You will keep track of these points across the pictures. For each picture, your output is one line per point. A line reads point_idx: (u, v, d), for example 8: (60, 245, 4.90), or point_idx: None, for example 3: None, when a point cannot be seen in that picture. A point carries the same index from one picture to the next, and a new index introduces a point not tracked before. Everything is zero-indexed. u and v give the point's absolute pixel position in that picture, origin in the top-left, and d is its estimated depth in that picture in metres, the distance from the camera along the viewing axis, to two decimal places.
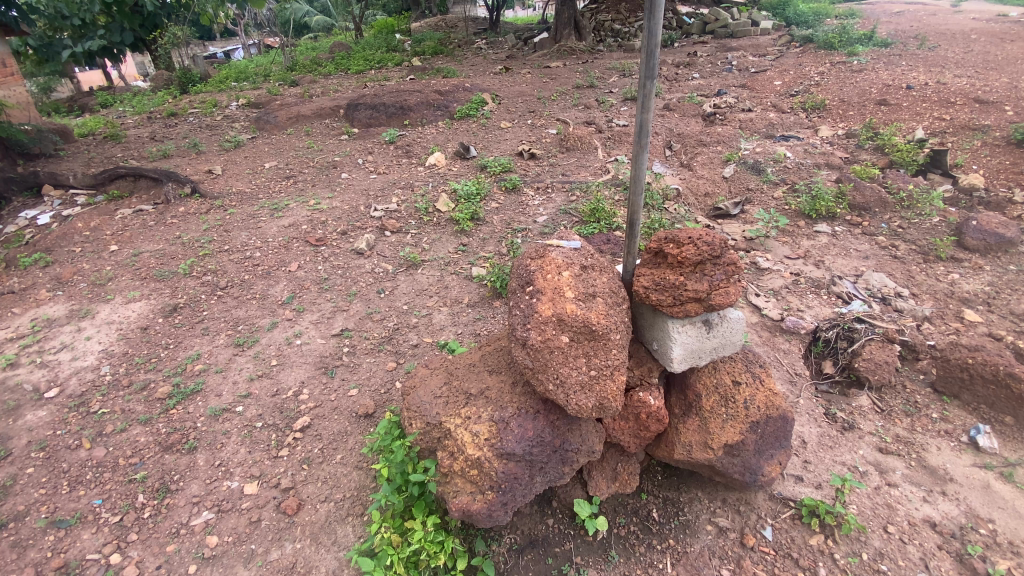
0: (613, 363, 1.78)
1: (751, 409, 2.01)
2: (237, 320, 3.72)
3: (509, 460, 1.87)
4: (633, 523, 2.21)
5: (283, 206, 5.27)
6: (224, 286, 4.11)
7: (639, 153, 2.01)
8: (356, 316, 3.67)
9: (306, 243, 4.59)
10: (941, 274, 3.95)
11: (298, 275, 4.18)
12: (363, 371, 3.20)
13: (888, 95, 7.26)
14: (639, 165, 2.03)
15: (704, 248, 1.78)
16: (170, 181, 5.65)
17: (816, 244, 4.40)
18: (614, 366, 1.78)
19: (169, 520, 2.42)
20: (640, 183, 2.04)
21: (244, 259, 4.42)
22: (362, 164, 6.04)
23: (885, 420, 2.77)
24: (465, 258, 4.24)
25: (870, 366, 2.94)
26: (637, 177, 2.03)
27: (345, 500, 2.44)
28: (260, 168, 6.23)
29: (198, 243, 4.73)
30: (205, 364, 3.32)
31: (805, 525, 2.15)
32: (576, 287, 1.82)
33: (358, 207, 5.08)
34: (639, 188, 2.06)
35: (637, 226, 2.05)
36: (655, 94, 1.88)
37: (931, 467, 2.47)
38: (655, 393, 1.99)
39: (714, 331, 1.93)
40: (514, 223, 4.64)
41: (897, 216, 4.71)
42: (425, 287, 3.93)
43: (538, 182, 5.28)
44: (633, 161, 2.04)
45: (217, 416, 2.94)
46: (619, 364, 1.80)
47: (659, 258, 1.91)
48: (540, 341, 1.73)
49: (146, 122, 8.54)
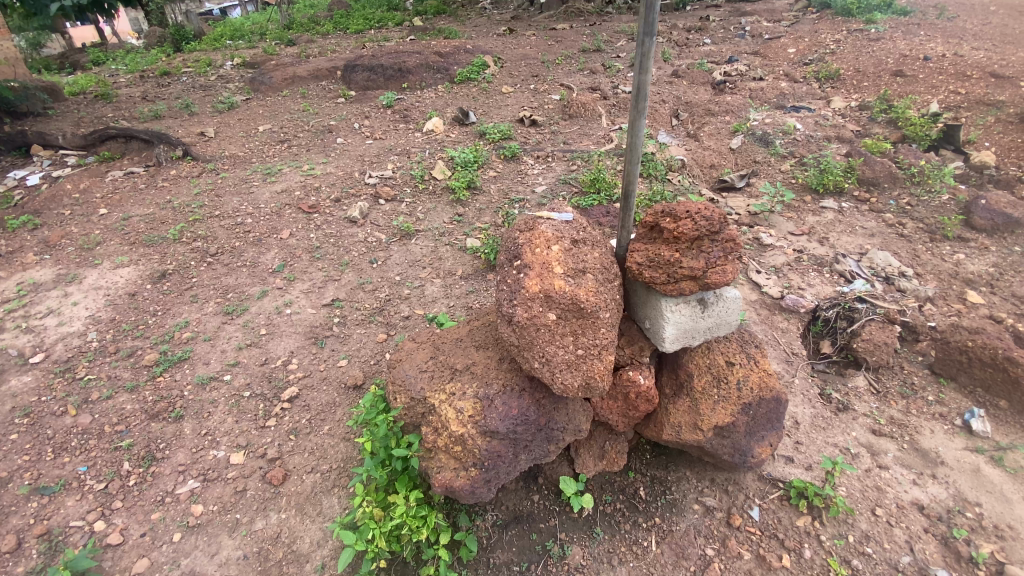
0: (602, 342, 1.68)
1: (744, 391, 1.91)
2: (226, 288, 3.66)
3: (493, 439, 1.82)
4: (619, 501, 2.17)
5: (276, 170, 5.14)
6: (213, 253, 4.03)
7: (636, 116, 1.85)
8: (347, 287, 3.59)
9: (298, 209, 4.49)
10: (947, 254, 3.85)
11: (289, 242, 4.09)
12: (353, 342, 3.14)
13: (905, 66, 6.96)
14: (636, 128, 1.87)
15: (702, 223, 1.65)
16: (162, 143, 5.51)
17: (821, 221, 4.28)
18: (603, 345, 1.69)
19: (154, 489, 2.44)
20: (638, 149, 1.90)
21: (235, 226, 4.33)
22: (358, 129, 5.85)
23: (880, 401, 2.74)
24: (461, 228, 4.13)
25: (869, 347, 2.90)
26: (634, 142, 1.88)
27: (331, 472, 2.42)
28: (254, 131, 6.05)
29: (188, 208, 4.64)
30: (193, 332, 3.28)
31: (792, 506, 2.13)
32: (565, 262, 1.72)
33: (352, 172, 4.95)
34: (636, 155, 1.92)
35: (633, 196, 1.89)
36: (653, 53, 1.74)
37: (923, 450, 2.45)
38: (646, 372, 1.89)
39: (709, 311, 1.79)
40: (511, 193, 4.51)
41: (905, 192, 4.56)
42: (418, 258, 3.84)
43: (538, 151, 5.10)
44: (630, 122, 1.88)
45: (204, 384, 2.91)
46: (609, 344, 1.70)
47: (654, 233, 1.77)
48: (525, 318, 1.66)
49: (138, 81, 8.27)
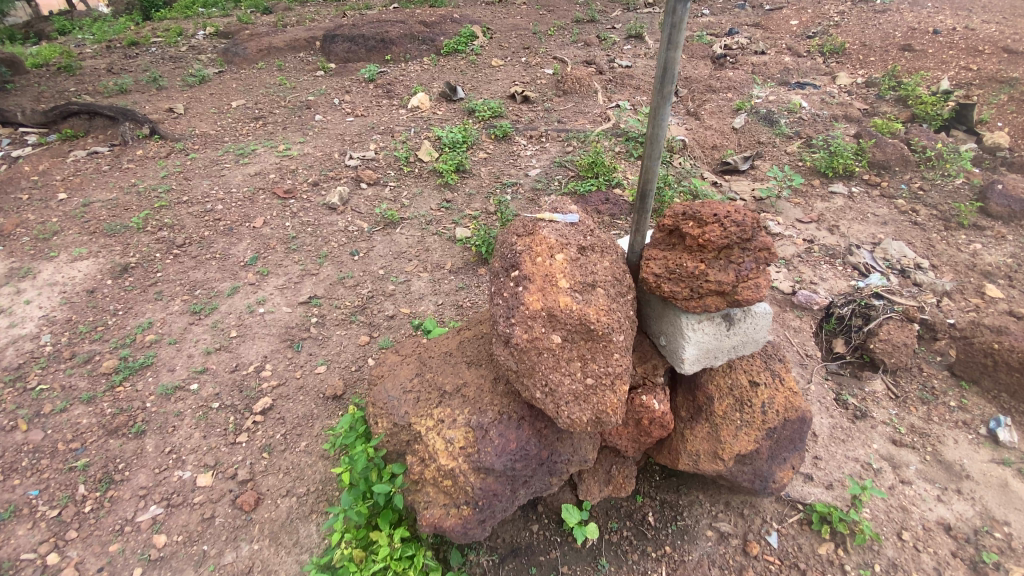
0: (615, 369, 1.43)
1: (770, 414, 1.70)
2: (194, 283, 3.36)
3: (487, 476, 1.60)
4: (626, 528, 1.98)
5: (249, 150, 4.77)
6: (181, 244, 3.71)
7: (660, 100, 1.50)
8: (326, 282, 3.31)
9: (273, 194, 4.16)
10: (963, 244, 3.67)
11: (262, 232, 3.78)
12: (332, 345, 2.89)
13: (914, 39, 6.65)
14: (659, 116, 1.52)
15: (733, 229, 1.40)
16: (127, 120, 5.10)
17: (831, 207, 4.06)
18: (617, 374, 1.44)
19: (112, 516, 2.20)
20: (659, 142, 1.56)
21: (205, 213, 4.00)
22: (338, 105, 5.46)
23: (900, 407, 2.56)
24: (449, 216, 3.84)
25: (887, 348, 2.70)
26: (656, 134, 1.54)
27: (308, 496, 2.21)
28: (227, 106, 5.63)
29: (154, 192, 4.28)
30: (157, 334, 3.00)
31: (813, 532, 1.95)
32: (572, 274, 1.47)
33: (332, 153, 4.60)
34: (657, 147, 1.58)
35: (650, 195, 1.61)
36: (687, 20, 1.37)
37: (947, 462, 2.27)
38: (660, 395, 1.67)
39: (736, 328, 1.56)
40: (503, 176, 4.21)
41: (918, 176, 4.34)
42: (403, 249, 3.56)
43: (531, 130, 4.77)
44: (653, 108, 1.53)
45: (169, 394, 2.65)
46: (624, 372, 1.45)
47: (674, 239, 1.52)
48: (525, 340, 1.43)
49: (105, 52, 7.69)
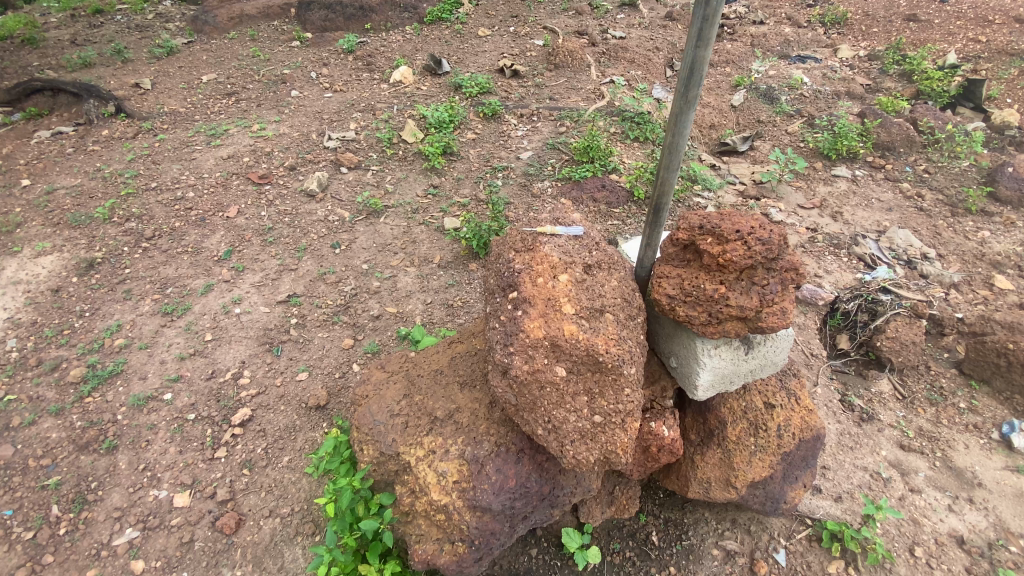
0: (626, 406, 1.29)
1: (785, 438, 1.59)
2: (165, 281, 3.14)
3: (484, 513, 1.48)
4: (628, 549, 1.89)
5: (221, 130, 4.46)
6: (150, 236, 3.47)
7: (683, 103, 1.32)
8: (306, 278, 3.12)
9: (248, 179, 3.90)
10: (970, 231, 3.59)
11: (237, 222, 3.55)
12: (314, 349, 2.73)
13: (919, 8, 6.40)
14: (681, 121, 1.35)
15: (758, 248, 1.25)
16: (91, 98, 4.74)
17: (833, 192, 3.91)
18: (627, 410, 1.30)
19: (88, 539, 2.05)
20: (679, 151, 1.40)
21: (175, 201, 3.74)
22: (315, 79, 5.12)
23: (907, 409, 2.49)
24: (436, 204, 3.63)
25: (895, 347, 2.60)
26: (676, 142, 1.37)
27: (293, 516, 2.08)
28: (196, 81, 5.25)
29: (121, 178, 3.99)
30: (127, 338, 2.80)
31: (824, 549, 1.88)
32: (577, 298, 1.33)
33: (309, 133, 4.32)
34: (675, 156, 1.41)
35: (664, 209, 1.46)
36: (719, 14, 1.19)
37: (957, 469, 2.23)
38: (670, 421, 1.54)
39: (754, 352, 1.43)
40: (493, 159, 3.98)
41: (923, 158, 4.21)
42: (388, 241, 3.36)
43: (521, 108, 4.50)
44: (674, 112, 1.35)
45: (141, 406, 2.48)
46: (635, 407, 1.32)
47: (689, 254, 1.37)
48: (526, 372, 1.28)
49: (67, 20, 7.13)
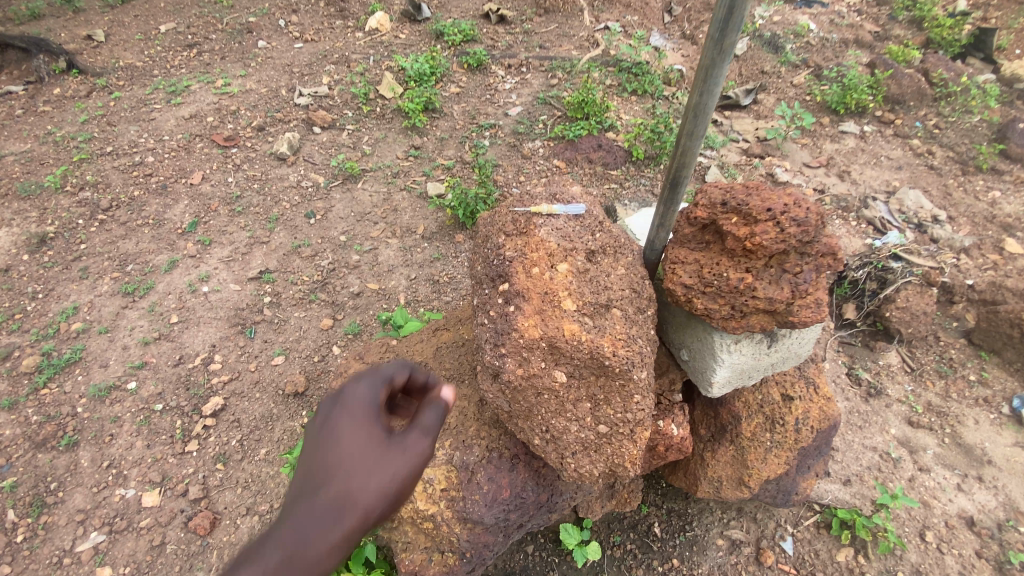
0: (635, 416, 1.14)
1: (803, 432, 1.46)
2: (124, 257, 2.89)
3: (476, 526, 1.35)
4: (629, 541, 1.79)
5: (182, 86, 4.06)
6: (106, 207, 3.17)
7: (716, 55, 1.09)
8: (279, 252, 2.88)
9: (212, 142, 3.56)
10: (981, 191, 3.45)
11: (202, 190, 3.26)
12: (290, 329, 2.54)
13: None
14: (712, 77, 1.13)
15: (792, 231, 1.07)
16: (40, 52, 4.27)
17: (841, 149, 3.67)
18: (637, 420, 1.15)
19: (49, 546, 1.91)
20: (707, 114, 1.18)
21: (133, 167, 3.41)
22: (284, 28, 4.65)
23: (916, 382, 2.39)
24: (419, 167, 3.35)
25: (905, 317, 2.45)
26: (703, 103, 1.15)
27: (272, 514, 1.97)
28: (154, 31, 4.74)
29: (73, 142, 3.63)
30: (85, 322, 2.58)
31: (832, 536, 1.80)
32: (578, 293, 1.16)
33: (278, 89, 3.94)
34: (700, 121, 1.21)
35: (682, 182, 1.27)
36: None
37: (966, 446, 2.16)
38: (679, 418, 1.40)
39: (778, 346, 1.27)
40: (478, 116, 3.66)
41: (933, 111, 3.98)
42: (367, 209, 3.11)
43: (509, 57, 4.13)
44: (704, 65, 1.13)
45: (103, 396, 2.29)
46: (646, 414, 1.16)
47: (709, 236, 1.20)
48: (520, 378, 1.12)
49: None
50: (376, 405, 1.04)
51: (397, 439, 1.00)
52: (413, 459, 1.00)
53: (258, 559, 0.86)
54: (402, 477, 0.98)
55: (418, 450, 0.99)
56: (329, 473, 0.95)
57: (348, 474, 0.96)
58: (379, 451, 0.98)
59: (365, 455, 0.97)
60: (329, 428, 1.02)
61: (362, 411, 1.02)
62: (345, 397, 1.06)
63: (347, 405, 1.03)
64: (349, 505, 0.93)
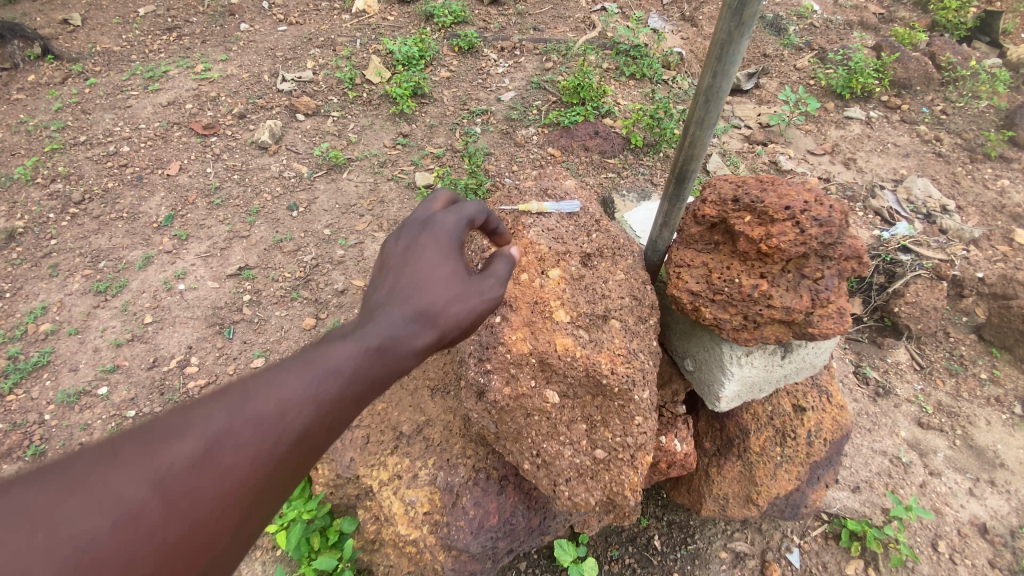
0: (635, 440, 1.08)
1: (816, 445, 1.37)
2: (97, 253, 2.74)
3: (461, 552, 1.24)
4: (628, 555, 1.69)
5: (159, 72, 3.86)
6: (78, 200, 3.01)
7: (732, 32, 1.00)
8: (259, 247, 2.74)
9: (191, 130, 3.39)
10: (989, 180, 3.34)
11: (179, 181, 3.10)
12: (271, 330, 2.41)
13: None
14: (727, 56, 1.03)
15: (815, 232, 1.00)
16: (15, 37, 3.97)
17: (846, 136, 3.52)
18: (638, 444, 1.08)
19: None
20: (720, 97, 1.09)
21: (107, 157, 3.25)
22: (268, 9, 4.44)
23: (925, 381, 2.29)
24: (407, 156, 3.19)
25: (914, 313, 2.33)
26: (716, 85, 1.06)
27: None
28: (133, 14, 4.51)
29: (45, 131, 3.45)
30: (54, 323, 2.45)
31: (841, 548, 1.72)
32: (571, 305, 1.14)
33: (260, 74, 3.76)
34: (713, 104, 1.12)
35: (691, 171, 1.20)
36: None
37: (978, 448, 2.07)
38: (683, 434, 1.30)
39: (791, 358, 1.21)
40: (469, 101, 3.49)
41: (939, 96, 3.84)
42: (352, 201, 2.96)
43: (502, 40, 3.94)
44: (718, 42, 1.03)
45: (72, 403, 2.18)
46: (648, 438, 1.09)
47: (721, 237, 1.13)
48: (509, 396, 1.11)
49: None
50: (458, 239, 1.05)
51: (476, 275, 1.03)
52: (488, 296, 1.03)
53: (357, 338, 0.90)
54: (476, 309, 1.01)
55: (494, 293, 1.02)
56: (415, 288, 0.97)
57: (433, 287, 0.98)
58: (462, 281, 1.00)
59: (451, 279, 1.00)
60: (412, 249, 1.03)
61: (448, 239, 1.03)
62: (430, 225, 1.07)
63: (434, 231, 1.04)
64: (429, 319, 0.95)
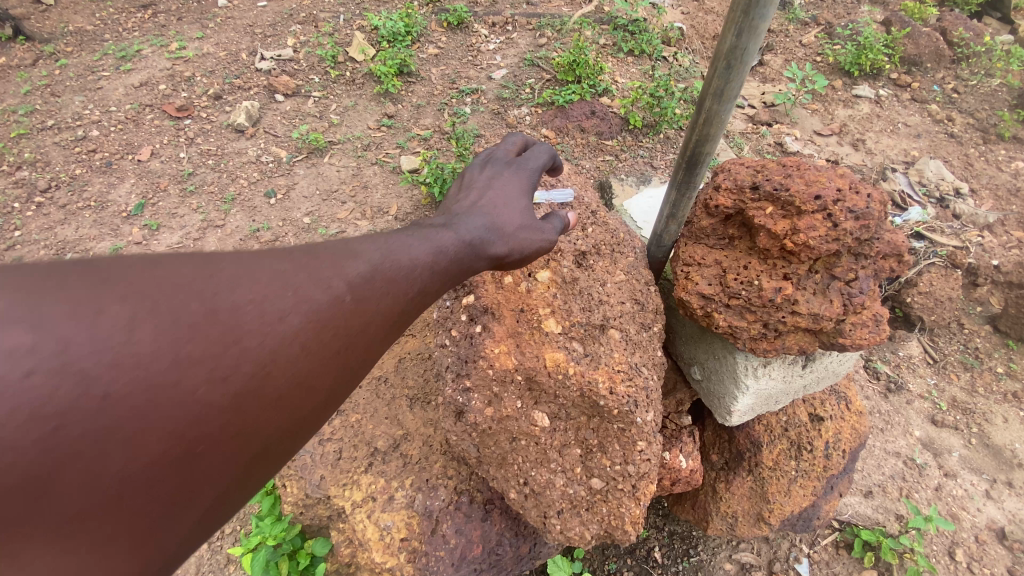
0: (637, 469, 1.04)
1: (834, 458, 1.31)
2: (63, 245, 2.58)
3: None
4: (626, 568, 1.59)
5: (132, 51, 3.63)
6: (43, 188, 2.83)
7: None
8: (235, 237, 2.58)
9: (163, 113, 3.19)
10: (1003, 162, 3.19)
11: (150, 167, 2.92)
12: None
13: None
14: (753, 16, 0.92)
15: (851, 230, 0.93)
16: None
17: (855, 115, 3.35)
18: (639, 475, 1.04)
19: None
20: (742, 66, 0.99)
21: (74, 142, 3.05)
22: None
23: (939, 375, 2.18)
24: (392, 139, 3.01)
25: (928, 304, 2.21)
26: (739, 50, 0.95)
27: None
28: None
29: (10, 114, 3.24)
30: None
31: (853, 557, 1.61)
32: (561, 316, 1.08)
33: (237, 52, 3.54)
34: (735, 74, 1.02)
35: (708, 153, 1.10)
36: None
37: (995, 447, 1.97)
38: (689, 449, 1.21)
39: (813, 368, 1.13)
40: (459, 80, 3.29)
41: (951, 74, 3.66)
42: (334, 187, 2.78)
43: (493, 14, 3.71)
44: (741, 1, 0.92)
45: None
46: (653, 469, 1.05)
47: (741, 235, 1.04)
48: (492, 420, 1.05)
49: None
50: (534, 180, 1.11)
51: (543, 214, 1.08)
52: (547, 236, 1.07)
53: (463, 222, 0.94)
54: (537, 245, 1.04)
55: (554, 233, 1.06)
56: (495, 205, 1.01)
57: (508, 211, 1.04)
58: (533, 213, 1.05)
59: (526, 208, 1.05)
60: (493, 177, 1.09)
61: (529, 174, 1.10)
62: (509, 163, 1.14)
63: (517, 164, 1.10)
64: (502, 234, 0.99)
